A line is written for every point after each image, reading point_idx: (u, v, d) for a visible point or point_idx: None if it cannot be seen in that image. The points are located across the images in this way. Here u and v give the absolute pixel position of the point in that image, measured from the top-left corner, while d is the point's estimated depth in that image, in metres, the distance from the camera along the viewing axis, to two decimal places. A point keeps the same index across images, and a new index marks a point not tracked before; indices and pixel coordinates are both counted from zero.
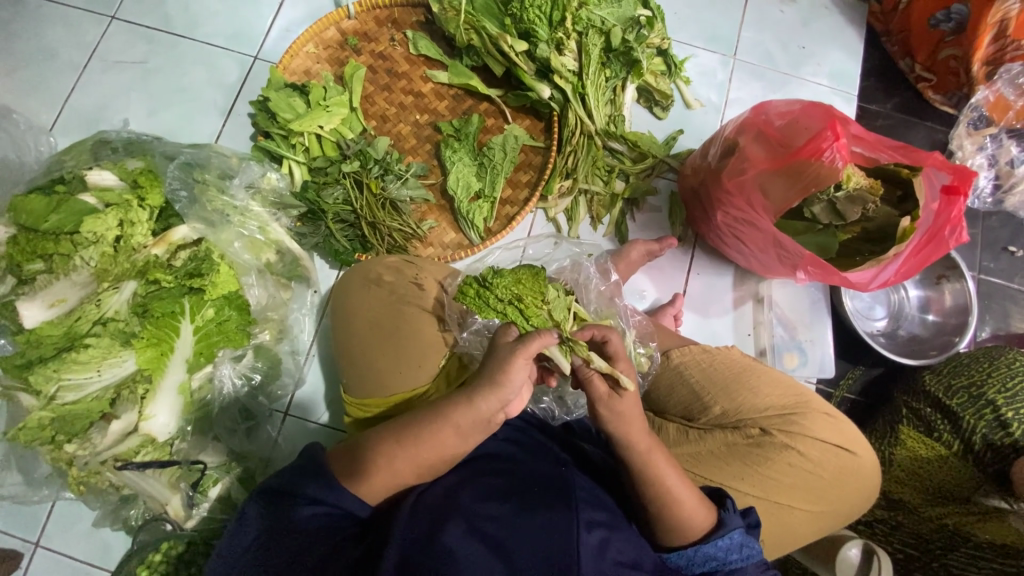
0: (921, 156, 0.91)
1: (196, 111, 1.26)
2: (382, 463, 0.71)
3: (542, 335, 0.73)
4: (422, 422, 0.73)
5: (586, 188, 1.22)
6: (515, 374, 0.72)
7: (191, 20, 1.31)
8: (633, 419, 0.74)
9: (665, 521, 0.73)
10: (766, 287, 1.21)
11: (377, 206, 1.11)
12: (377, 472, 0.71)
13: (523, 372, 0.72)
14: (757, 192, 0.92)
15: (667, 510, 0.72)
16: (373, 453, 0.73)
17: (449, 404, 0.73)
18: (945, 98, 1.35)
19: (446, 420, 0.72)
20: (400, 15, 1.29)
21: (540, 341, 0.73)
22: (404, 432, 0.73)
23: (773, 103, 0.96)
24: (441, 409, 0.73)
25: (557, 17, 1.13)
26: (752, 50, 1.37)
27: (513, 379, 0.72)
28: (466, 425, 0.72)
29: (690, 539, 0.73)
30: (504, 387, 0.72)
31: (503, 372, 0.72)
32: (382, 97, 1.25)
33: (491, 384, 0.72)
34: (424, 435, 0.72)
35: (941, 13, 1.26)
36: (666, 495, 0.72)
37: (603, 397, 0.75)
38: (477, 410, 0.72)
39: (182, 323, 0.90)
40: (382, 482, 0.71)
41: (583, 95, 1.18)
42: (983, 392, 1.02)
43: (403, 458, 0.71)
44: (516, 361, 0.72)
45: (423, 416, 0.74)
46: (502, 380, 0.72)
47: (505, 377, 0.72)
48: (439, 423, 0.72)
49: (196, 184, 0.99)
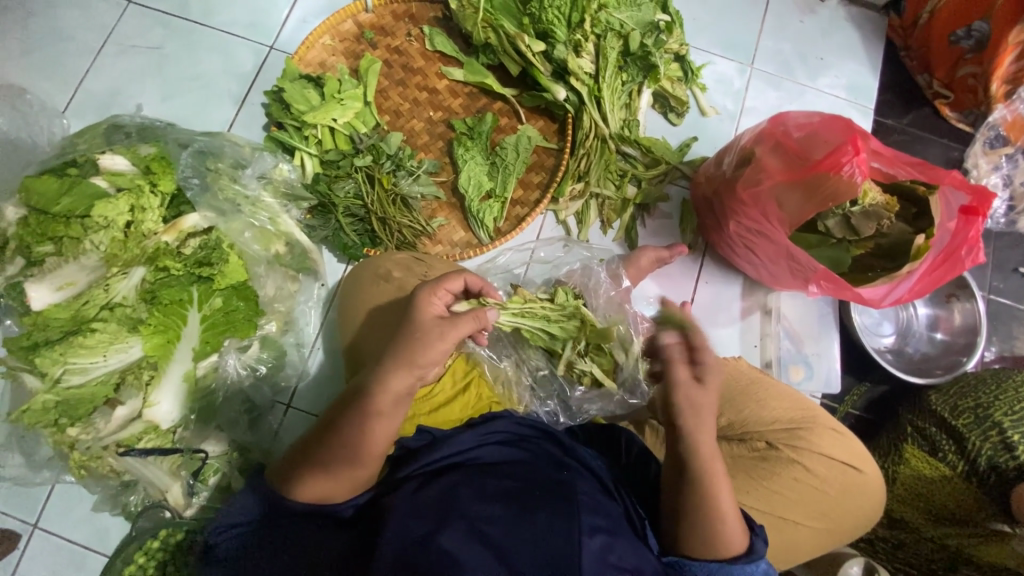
0: (939, 174, 0.88)
1: (211, 100, 1.26)
2: (328, 462, 0.69)
3: (472, 317, 0.76)
4: (345, 410, 0.71)
5: (598, 192, 1.21)
6: (432, 349, 0.72)
7: (208, 7, 1.31)
8: (706, 414, 0.71)
9: (703, 532, 0.70)
10: (775, 298, 1.20)
11: (388, 202, 1.10)
12: (318, 475, 0.69)
13: (442, 347, 0.73)
14: (772, 204, 0.91)
15: (713, 523, 0.70)
16: (311, 453, 0.71)
17: (370, 383, 0.71)
18: (962, 116, 1.35)
19: (363, 405, 0.70)
20: (417, 11, 1.28)
21: (468, 323, 0.75)
22: (331, 424, 0.71)
23: (792, 114, 0.94)
24: (357, 391, 0.72)
25: (575, 19, 1.13)
26: (770, 58, 1.36)
27: (432, 349, 0.72)
28: (386, 405, 0.70)
29: (721, 555, 0.70)
30: (416, 360, 0.71)
31: (421, 349, 0.71)
32: (397, 92, 1.24)
33: (409, 361, 0.71)
34: (345, 423, 0.70)
35: (960, 31, 1.26)
36: (711, 505, 0.70)
37: (684, 383, 0.72)
38: (389, 385, 0.70)
39: (189, 311, 0.89)
40: (331, 483, 0.69)
41: (598, 98, 1.18)
42: (990, 414, 1.01)
43: (335, 455, 0.69)
44: (439, 334, 0.72)
45: (343, 406, 0.72)
46: (418, 357, 0.71)
47: (419, 353, 0.71)
48: (358, 412, 0.70)
49: (208, 172, 0.99)
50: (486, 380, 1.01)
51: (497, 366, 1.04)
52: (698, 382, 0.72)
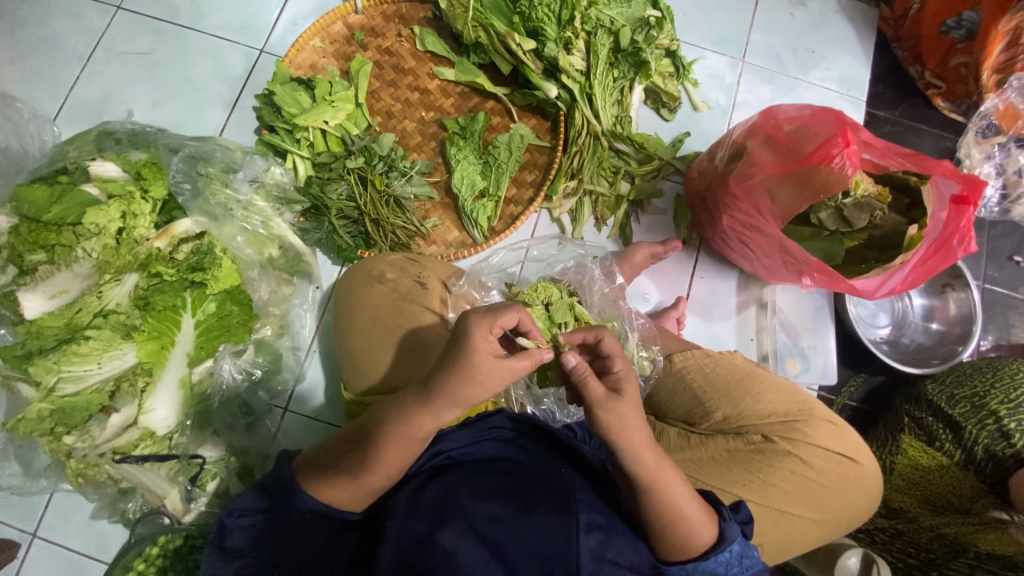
0: (929, 164, 0.88)
1: (202, 104, 1.25)
2: (355, 477, 0.68)
3: (531, 357, 0.68)
4: (383, 432, 0.68)
5: (591, 189, 1.22)
6: (484, 389, 0.66)
7: (197, 12, 1.31)
8: (633, 424, 0.68)
9: (667, 534, 0.70)
10: (769, 292, 1.21)
11: (380, 203, 1.11)
12: (339, 485, 0.68)
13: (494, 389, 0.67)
14: (764, 197, 0.91)
15: (673, 526, 0.70)
16: (338, 460, 0.70)
17: (414, 412, 0.67)
18: (954, 106, 1.35)
19: (404, 432, 0.67)
20: (407, 11, 1.28)
21: (527, 362, 0.67)
22: (366, 443, 0.69)
23: (782, 107, 0.93)
24: (397, 417, 0.68)
25: (565, 16, 1.13)
26: (761, 52, 1.36)
27: (485, 389, 0.66)
28: (427, 433, 0.68)
29: (690, 555, 0.71)
30: (468, 399, 0.66)
31: (474, 389, 0.65)
32: (388, 94, 1.24)
33: (460, 402, 0.66)
34: (382, 446, 0.67)
35: (952, 20, 1.26)
36: (666, 511, 0.69)
37: (601, 401, 0.68)
38: (436, 417, 0.67)
39: (183, 317, 0.89)
40: (351, 494, 0.69)
41: (590, 95, 1.17)
42: (986, 402, 1.02)
43: (366, 472, 0.68)
44: (495, 378, 0.65)
45: (381, 429, 0.68)
46: (469, 396, 0.66)
47: (471, 393, 0.66)
48: (398, 438, 0.67)
49: (199, 178, 0.98)
50: None
51: None
52: (617, 396, 0.68)
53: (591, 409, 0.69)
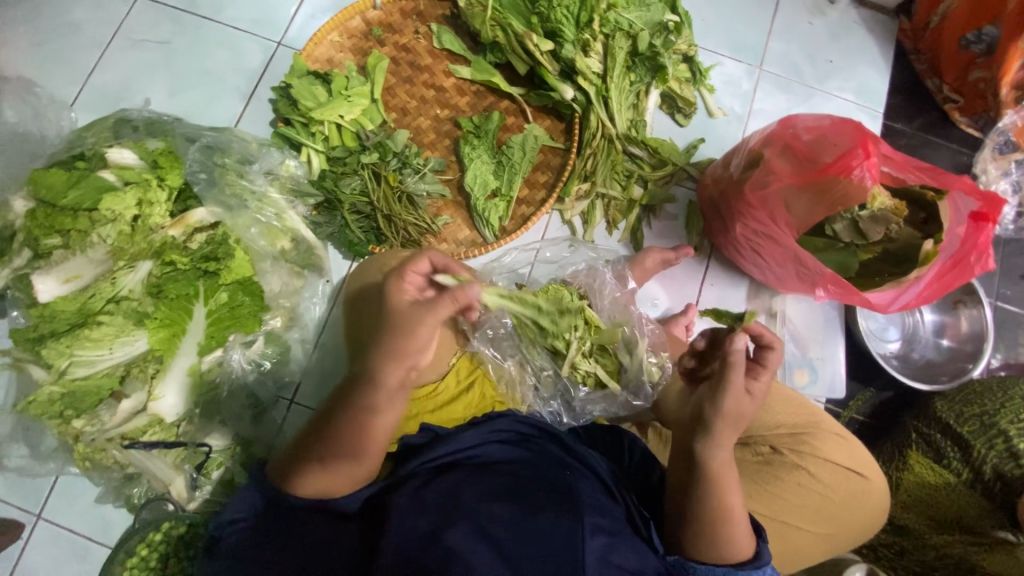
0: (949, 179, 0.88)
1: (218, 95, 1.26)
2: (325, 461, 0.69)
3: (451, 296, 0.70)
4: (342, 407, 0.70)
5: (603, 193, 1.22)
6: (419, 336, 0.69)
7: (217, 2, 1.31)
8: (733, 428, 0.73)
9: (707, 538, 0.72)
10: (780, 302, 1.20)
11: (393, 199, 1.11)
12: (314, 471, 0.69)
13: (431, 332, 0.69)
14: (780, 207, 0.90)
15: (716, 528, 0.71)
16: (310, 450, 0.70)
17: (364, 379, 0.69)
18: (971, 121, 1.34)
19: (357, 403, 0.69)
20: (425, 8, 1.28)
21: (449, 302, 0.70)
22: (329, 423, 0.71)
23: (800, 116, 0.92)
24: (350, 389, 0.70)
25: (584, 18, 1.13)
26: (779, 61, 1.36)
27: (416, 337, 0.69)
28: (377, 401, 0.69)
29: (726, 560, 0.72)
30: (407, 351, 0.68)
31: (406, 338, 0.68)
32: (403, 90, 1.25)
33: (398, 354, 0.68)
34: (341, 422, 0.69)
35: (971, 34, 1.24)
36: (722, 514, 0.72)
37: (736, 399, 0.72)
38: (381, 381, 0.68)
39: (195, 306, 0.89)
40: (327, 479, 0.69)
41: (605, 98, 1.17)
42: (995, 422, 1.01)
43: (331, 452, 0.69)
44: (424, 322, 0.69)
45: (340, 406, 0.70)
46: (405, 348, 0.68)
47: (408, 344, 0.68)
48: (353, 409, 0.69)
49: (215, 168, 0.99)
50: (491, 379, 1.01)
51: (501, 366, 1.01)
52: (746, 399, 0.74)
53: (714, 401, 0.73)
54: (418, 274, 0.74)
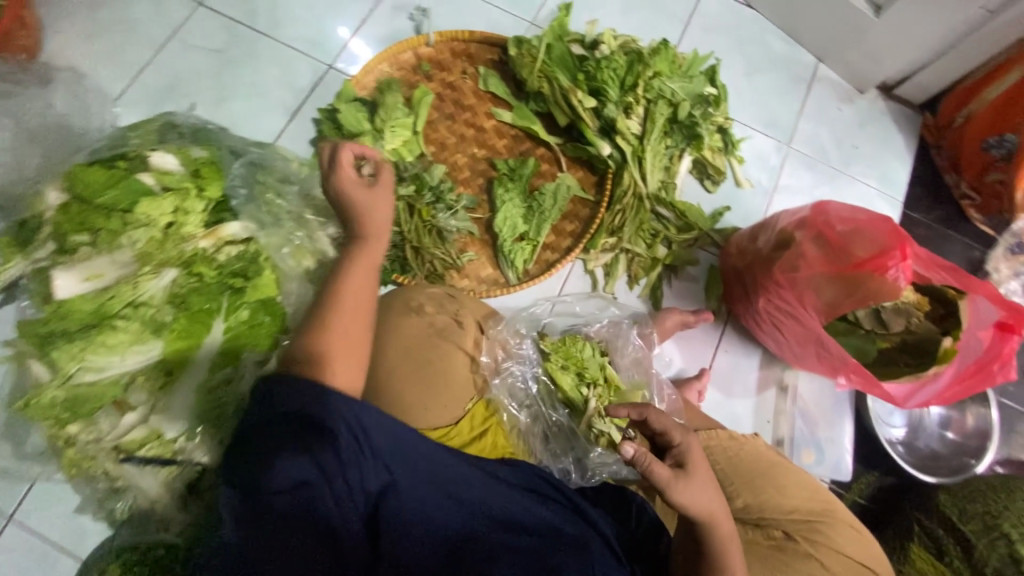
0: (972, 283, 0.89)
1: (262, 108, 1.28)
2: (326, 382, 0.66)
3: (391, 167, 0.82)
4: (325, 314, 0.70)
5: (628, 249, 1.23)
6: (382, 206, 0.79)
7: (274, 20, 1.35)
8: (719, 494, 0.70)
9: None
10: (791, 376, 1.21)
11: (424, 232, 1.12)
12: None
13: (388, 204, 0.79)
14: (807, 291, 0.92)
15: None
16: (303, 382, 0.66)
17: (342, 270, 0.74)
18: (985, 219, 1.38)
19: (341, 297, 0.72)
20: (475, 51, 1.33)
21: (388, 173, 0.81)
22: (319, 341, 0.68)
23: (832, 203, 0.96)
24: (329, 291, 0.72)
25: (629, 83, 1.18)
26: (807, 141, 1.41)
27: (379, 211, 0.79)
28: (365, 288, 0.74)
29: None
30: (382, 226, 0.78)
31: (372, 213, 0.78)
32: (445, 125, 1.27)
33: (368, 226, 0.78)
34: (331, 327, 0.69)
35: (993, 139, 1.29)
36: None
37: (670, 480, 0.67)
38: (367, 259, 0.76)
39: (215, 321, 0.89)
40: (341, 397, 0.67)
41: (640, 158, 1.21)
42: (998, 523, 0.98)
43: (338, 364, 0.67)
44: (380, 193, 0.79)
45: (320, 314, 0.70)
46: (375, 221, 0.78)
47: (378, 216, 0.78)
48: (341, 302, 0.71)
49: (256, 184, 1.00)
50: (504, 429, 0.96)
51: (514, 416, 1.00)
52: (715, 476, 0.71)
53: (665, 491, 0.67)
54: (350, 162, 0.79)
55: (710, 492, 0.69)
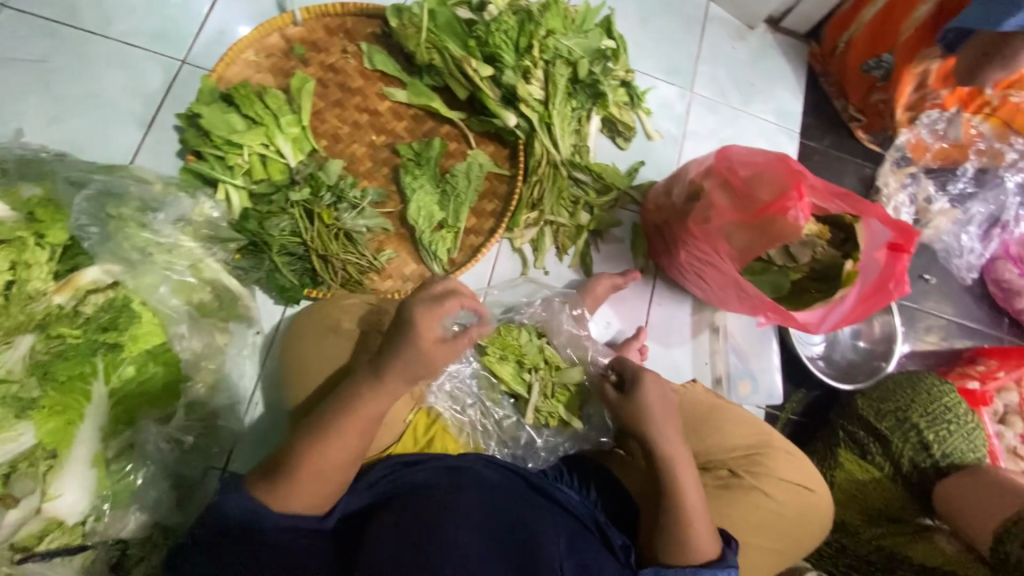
0: (865, 207, 0.94)
1: (110, 122, 1.09)
2: (311, 460, 0.67)
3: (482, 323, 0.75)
4: (330, 419, 0.69)
5: (551, 220, 1.20)
6: (435, 363, 0.71)
7: (103, 14, 1.14)
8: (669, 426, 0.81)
9: (675, 534, 0.73)
10: (721, 317, 1.26)
11: (329, 238, 1.01)
12: (301, 481, 0.66)
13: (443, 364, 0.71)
14: (721, 240, 0.94)
15: (674, 511, 0.74)
16: (293, 459, 0.67)
17: (359, 382, 0.71)
18: (872, 138, 1.47)
19: (350, 412, 0.69)
20: (353, 26, 1.19)
21: (469, 303, 0.74)
22: (318, 426, 0.69)
23: (735, 149, 0.96)
24: (343, 399, 0.70)
25: (523, 44, 1.11)
26: (708, 83, 1.42)
27: (429, 367, 0.71)
28: (378, 413, 0.70)
29: (689, 562, 0.73)
30: (424, 373, 0.71)
31: (421, 366, 0.70)
32: (334, 115, 1.15)
33: (409, 375, 0.70)
34: (332, 435, 0.68)
35: (872, 61, 1.37)
36: (681, 506, 0.75)
37: (616, 400, 0.85)
38: (386, 388, 0.70)
39: (93, 385, 0.78)
40: (317, 495, 0.68)
41: (548, 124, 1.16)
42: (908, 416, 1.13)
43: (329, 457, 0.67)
44: (430, 314, 0.70)
45: (326, 409, 0.70)
46: (421, 371, 0.71)
47: (422, 366, 0.70)
48: (342, 412, 0.69)
49: (109, 220, 0.86)
50: (451, 433, 0.93)
51: (460, 418, 0.96)
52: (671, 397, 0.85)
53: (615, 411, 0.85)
54: (445, 316, 0.71)
55: (656, 409, 0.82)
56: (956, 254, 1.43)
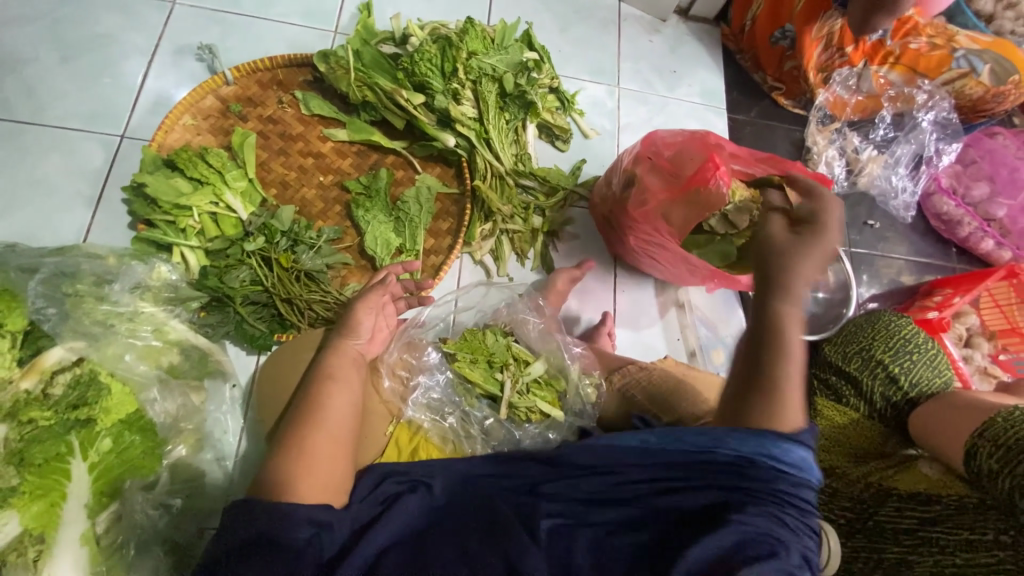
0: (786, 165, 1.02)
1: (57, 206, 1.11)
2: (305, 445, 0.70)
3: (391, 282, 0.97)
4: (308, 400, 0.76)
5: (506, 228, 1.24)
6: (363, 320, 0.89)
7: (36, 103, 1.17)
8: (813, 259, 0.74)
9: (765, 410, 0.70)
10: (683, 292, 1.31)
11: (290, 281, 1.03)
12: (309, 476, 0.68)
13: (369, 316, 0.90)
14: (660, 219, 0.99)
15: (768, 397, 0.70)
16: (284, 454, 0.69)
17: (322, 362, 0.83)
18: (795, 103, 1.55)
19: (324, 380, 0.78)
20: (285, 77, 1.24)
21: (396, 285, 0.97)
22: (300, 418, 0.74)
23: (659, 132, 1.02)
24: (317, 376, 0.79)
25: (448, 69, 1.16)
26: (633, 77, 1.50)
27: (366, 330, 0.89)
28: (334, 372, 0.80)
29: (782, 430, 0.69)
30: (356, 329, 0.88)
31: (355, 323, 0.88)
32: (279, 163, 1.18)
33: (348, 332, 0.88)
34: (313, 407, 0.75)
35: (777, 32, 1.47)
36: (775, 390, 0.70)
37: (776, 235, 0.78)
38: (343, 354, 0.84)
39: (72, 464, 0.77)
40: (322, 479, 0.68)
41: (487, 139, 1.21)
42: (872, 354, 1.17)
43: (319, 438, 0.71)
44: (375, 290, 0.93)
45: (303, 402, 0.76)
46: (354, 327, 0.88)
47: (354, 324, 0.88)
48: (317, 387, 0.78)
49: (66, 298, 0.88)
50: (434, 443, 0.96)
51: (442, 427, 0.99)
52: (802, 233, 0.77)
53: (771, 246, 0.77)
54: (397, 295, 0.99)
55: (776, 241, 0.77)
56: (892, 196, 1.50)
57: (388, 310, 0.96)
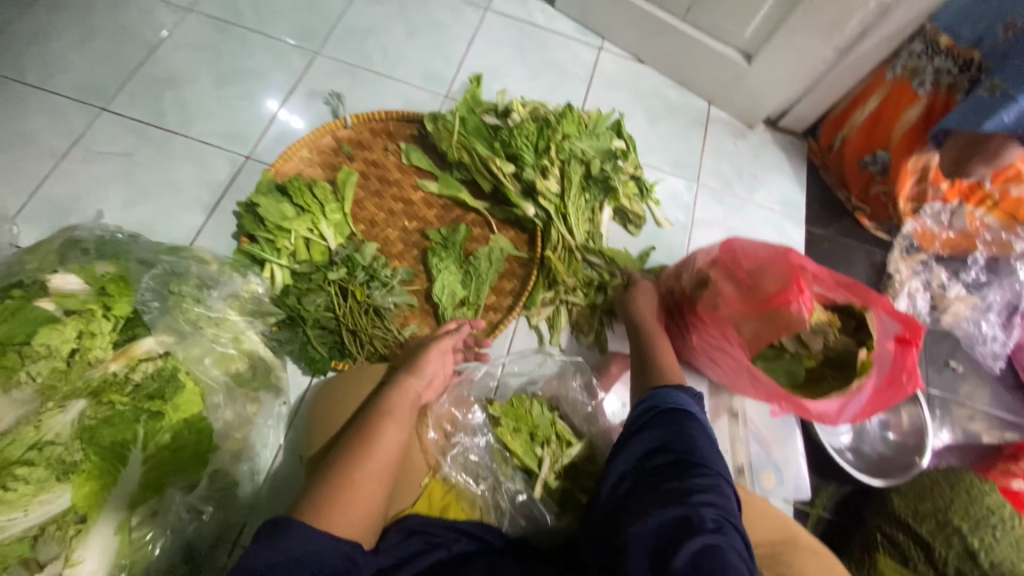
0: (870, 296, 1.02)
1: (178, 207, 1.25)
2: (352, 477, 0.70)
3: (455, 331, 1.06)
4: (364, 433, 0.77)
5: (566, 300, 1.26)
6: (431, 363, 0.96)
7: (185, 117, 1.35)
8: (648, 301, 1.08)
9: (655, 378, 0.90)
10: (740, 401, 1.25)
11: (360, 313, 1.08)
12: (346, 511, 0.67)
13: (436, 358, 0.97)
14: (731, 325, 0.99)
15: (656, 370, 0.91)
16: (328, 483, 0.69)
17: (383, 395, 0.86)
18: (879, 226, 1.53)
19: (383, 417, 0.80)
20: (395, 128, 1.37)
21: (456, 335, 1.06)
22: (352, 450, 0.74)
23: (740, 240, 1.04)
24: (376, 412, 0.81)
25: (542, 146, 1.24)
26: (713, 176, 1.54)
27: (431, 368, 0.96)
28: (394, 408, 0.83)
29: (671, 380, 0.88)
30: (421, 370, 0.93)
31: (423, 362, 0.95)
32: (372, 203, 1.29)
33: (413, 367, 0.93)
34: (367, 441, 0.76)
35: (868, 156, 1.48)
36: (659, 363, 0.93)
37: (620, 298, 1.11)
38: (408, 391, 0.88)
39: (132, 452, 0.81)
40: (358, 519, 0.68)
41: (564, 214, 1.26)
42: (948, 518, 1.04)
43: (365, 474, 0.71)
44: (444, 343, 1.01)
45: (357, 434, 0.77)
46: (420, 366, 0.94)
47: (421, 365, 0.94)
48: (372, 423, 0.79)
49: (170, 296, 0.96)
50: (464, 507, 0.93)
51: (472, 493, 0.95)
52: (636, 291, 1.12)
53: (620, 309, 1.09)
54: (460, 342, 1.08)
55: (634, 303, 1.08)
56: (979, 341, 1.40)
57: (450, 355, 1.03)
